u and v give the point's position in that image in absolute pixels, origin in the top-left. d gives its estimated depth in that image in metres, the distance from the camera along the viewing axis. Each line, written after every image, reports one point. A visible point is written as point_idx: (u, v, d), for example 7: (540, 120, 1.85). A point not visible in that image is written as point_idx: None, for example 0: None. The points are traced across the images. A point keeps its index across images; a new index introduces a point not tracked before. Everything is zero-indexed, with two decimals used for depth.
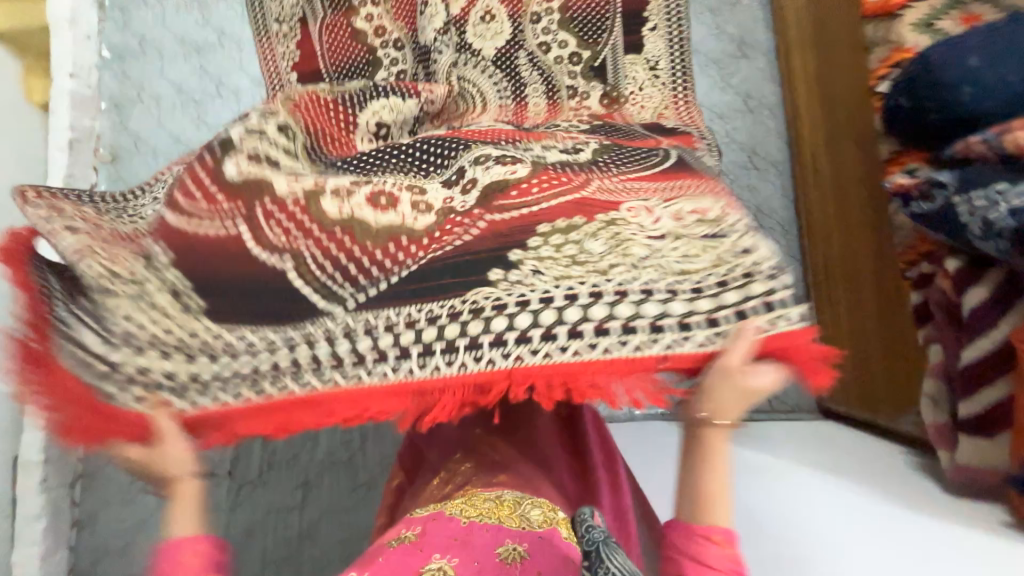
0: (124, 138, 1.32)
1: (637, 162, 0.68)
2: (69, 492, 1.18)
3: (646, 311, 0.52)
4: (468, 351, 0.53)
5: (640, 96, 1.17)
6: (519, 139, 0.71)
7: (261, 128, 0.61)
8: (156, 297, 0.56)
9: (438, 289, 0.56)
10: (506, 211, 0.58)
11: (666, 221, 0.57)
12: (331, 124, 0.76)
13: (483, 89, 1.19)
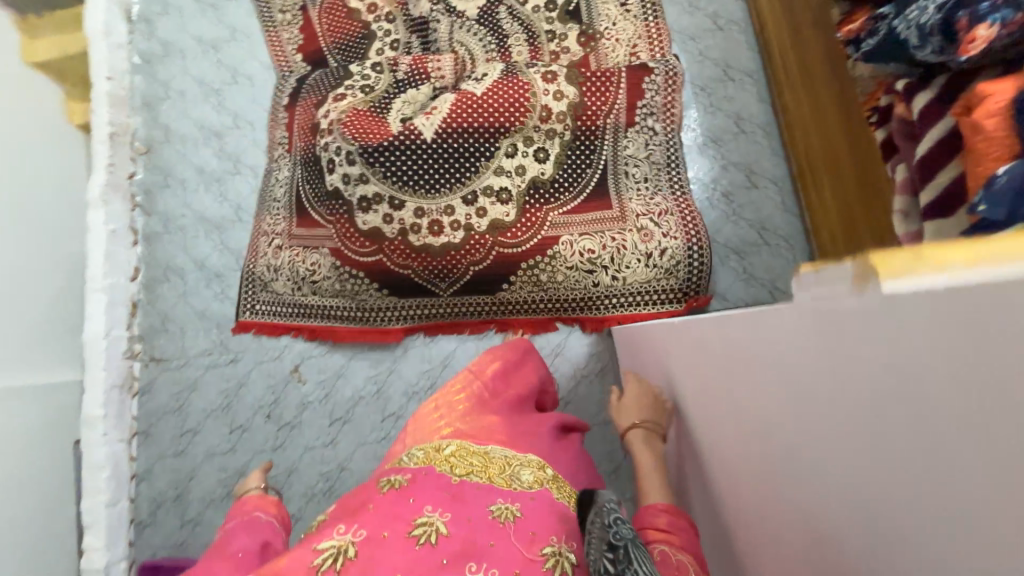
0: (155, 130, 1.48)
1: (576, 183, 1.15)
2: (128, 447, 1.30)
3: (558, 302, 1.18)
4: (484, 313, 1.21)
5: (614, 30, 1.25)
6: (509, 123, 1.13)
7: (347, 173, 1.15)
8: (369, 294, 1.21)
9: (475, 288, 1.18)
10: (508, 244, 1.15)
11: (579, 256, 1.15)
12: (366, 122, 1.16)
13: (470, 47, 1.30)
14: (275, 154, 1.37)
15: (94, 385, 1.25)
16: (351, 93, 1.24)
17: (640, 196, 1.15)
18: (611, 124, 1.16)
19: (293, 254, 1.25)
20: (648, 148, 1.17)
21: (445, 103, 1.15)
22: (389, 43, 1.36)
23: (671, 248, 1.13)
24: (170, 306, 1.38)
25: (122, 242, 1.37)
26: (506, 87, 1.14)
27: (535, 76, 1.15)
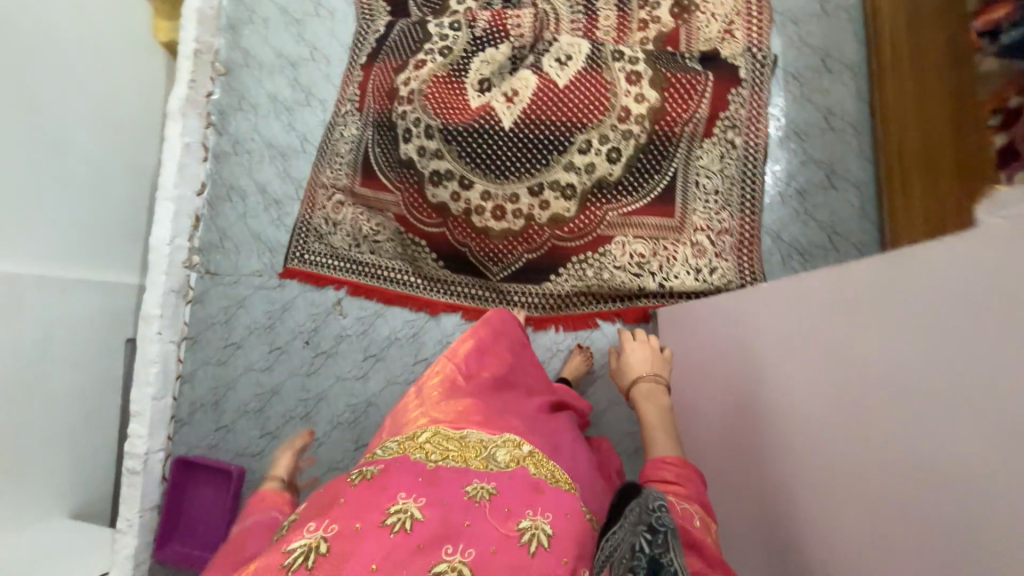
0: (236, 53, 1.51)
1: (642, 188, 1.14)
2: (176, 349, 1.37)
3: (605, 300, 1.17)
4: (528, 303, 1.20)
5: (711, 3, 1.19)
6: (587, 117, 1.12)
7: (424, 146, 1.16)
8: (425, 263, 1.24)
9: (525, 275, 1.19)
10: (568, 236, 1.16)
11: (633, 258, 1.14)
12: (447, 95, 1.16)
13: (558, 7, 1.26)
14: (343, 110, 1.34)
15: (153, 287, 1.33)
16: (430, 59, 1.20)
17: (706, 208, 1.13)
18: (688, 133, 1.12)
19: (357, 213, 1.27)
20: (724, 161, 1.13)
21: (528, 86, 1.14)
22: None
23: (721, 269, 1.11)
24: (229, 225, 1.43)
25: (194, 158, 1.42)
26: (587, 82, 1.12)
27: (618, 75, 1.12)
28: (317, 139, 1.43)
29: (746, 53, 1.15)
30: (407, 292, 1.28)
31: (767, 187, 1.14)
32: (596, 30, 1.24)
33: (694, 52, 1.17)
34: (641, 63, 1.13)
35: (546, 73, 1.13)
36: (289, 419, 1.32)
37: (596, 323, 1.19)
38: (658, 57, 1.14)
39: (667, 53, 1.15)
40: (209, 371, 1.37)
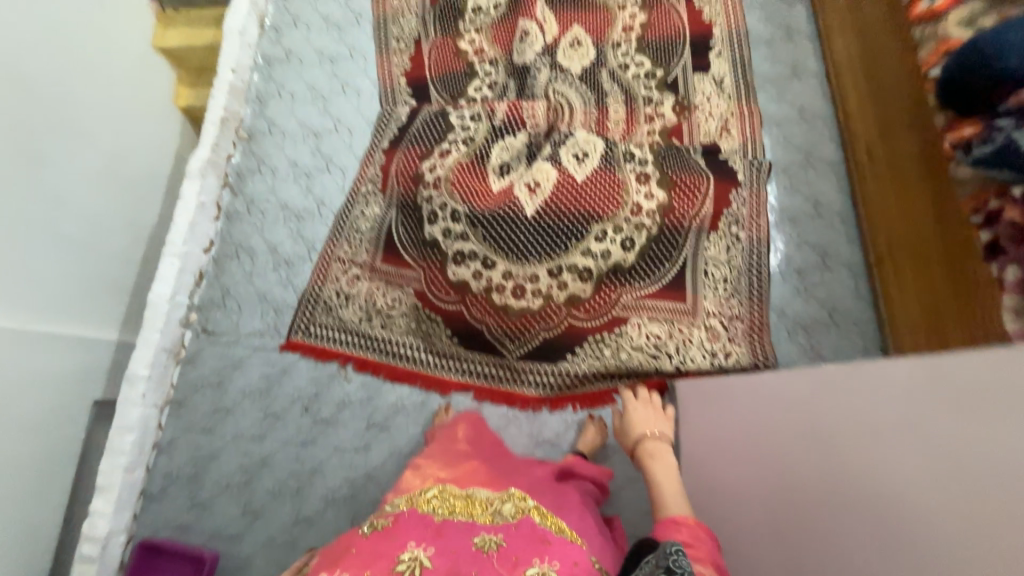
0: (261, 121, 1.58)
1: (654, 274, 1.23)
2: (158, 415, 1.26)
3: (622, 380, 1.19)
4: (544, 381, 1.22)
5: (708, 104, 1.38)
6: (604, 208, 1.20)
7: (449, 228, 1.21)
8: (439, 338, 1.25)
9: (542, 353, 1.22)
10: (585, 316, 1.23)
11: (648, 339, 1.19)
12: (471, 181, 1.24)
13: (571, 99, 1.41)
14: (364, 190, 1.43)
15: (145, 344, 1.26)
16: (454, 148, 1.29)
17: (716, 294, 1.21)
18: (696, 227, 1.22)
19: (374, 287, 1.32)
20: (730, 252, 1.23)
21: (548, 177, 1.22)
22: (487, 83, 1.49)
23: (736, 353, 1.16)
24: (233, 283, 1.40)
25: (206, 216, 1.43)
26: (603, 179, 1.22)
27: (629, 173, 1.23)
28: (333, 204, 1.46)
29: (743, 157, 1.30)
30: (418, 369, 1.25)
31: (771, 266, 1.22)
32: (606, 121, 1.39)
33: (697, 143, 1.34)
34: (650, 164, 1.24)
35: (564, 166, 1.24)
36: (277, 494, 1.20)
37: (612, 398, 1.19)
38: (665, 160, 1.26)
39: (672, 151, 1.29)
40: (192, 439, 1.26)
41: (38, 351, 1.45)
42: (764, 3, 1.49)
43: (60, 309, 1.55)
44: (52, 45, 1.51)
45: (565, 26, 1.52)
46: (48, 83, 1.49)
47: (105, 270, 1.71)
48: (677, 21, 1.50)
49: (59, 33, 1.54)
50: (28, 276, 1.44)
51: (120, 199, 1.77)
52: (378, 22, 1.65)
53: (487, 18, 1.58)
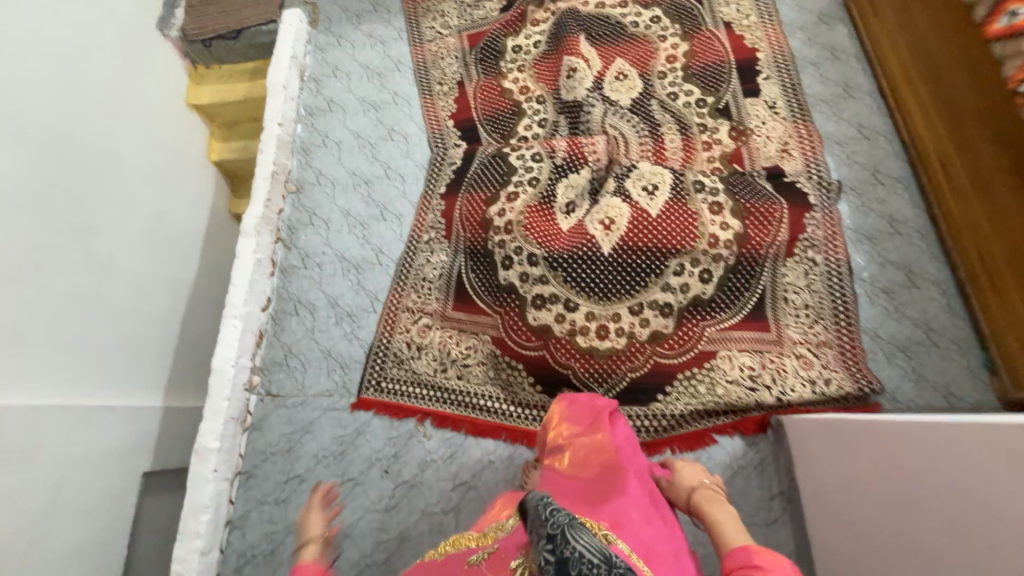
0: (308, 172, 1.57)
1: (735, 304, 1.20)
2: (229, 488, 1.20)
3: (719, 416, 1.15)
4: (636, 424, 1.18)
5: (764, 128, 1.38)
6: (681, 242, 1.18)
7: (526, 273, 1.21)
8: (521, 386, 1.22)
9: (631, 395, 1.19)
10: (672, 352, 1.19)
11: (742, 372, 1.16)
12: (542, 223, 1.23)
13: (626, 131, 1.41)
14: (425, 237, 1.41)
15: (213, 415, 1.19)
16: (521, 191, 1.28)
17: (798, 322, 1.18)
18: (773, 255, 1.20)
19: (445, 335, 1.30)
20: (809, 276, 1.20)
21: (622, 212, 1.21)
22: (537, 120, 1.49)
23: (836, 380, 1.12)
24: (294, 341, 1.36)
25: (263, 273, 1.39)
26: (676, 211, 1.20)
27: (702, 205, 1.21)
28: (392, 252, 1.43)
29: (810, 179, 1.28)
30: (501, 420, 1.21)
31: (855, 288, 1.20)
32: (664, 150, 1.38)
33: (758, 168, 1.33)
34: (722, 194, 1.23)
35: (637, 202, 1.22)
36: (363, 568, 1.12)
37: (712, 438, 1.14)
38: (735, 189, 1.24)
39: (737, 178, 1.29)
40: (264, 514, 1.19)
41: (88, 425, 1.39)
42: (805, 25, 1.51)
43: (107, 379, 1.50)
44: (87, 113, 1.51)
45: (608, 60, 1.54)
46: (86, 151, 1.50)
47: (147, 333, 1.67)
48: (721, 48, 1.51)
49: (94, 101, 1.54)
50: (74, 349, 1.41)
51: (158, 259, 1.74)
52: (418, 67, 1.66)
53: (528, 56, 1.60)
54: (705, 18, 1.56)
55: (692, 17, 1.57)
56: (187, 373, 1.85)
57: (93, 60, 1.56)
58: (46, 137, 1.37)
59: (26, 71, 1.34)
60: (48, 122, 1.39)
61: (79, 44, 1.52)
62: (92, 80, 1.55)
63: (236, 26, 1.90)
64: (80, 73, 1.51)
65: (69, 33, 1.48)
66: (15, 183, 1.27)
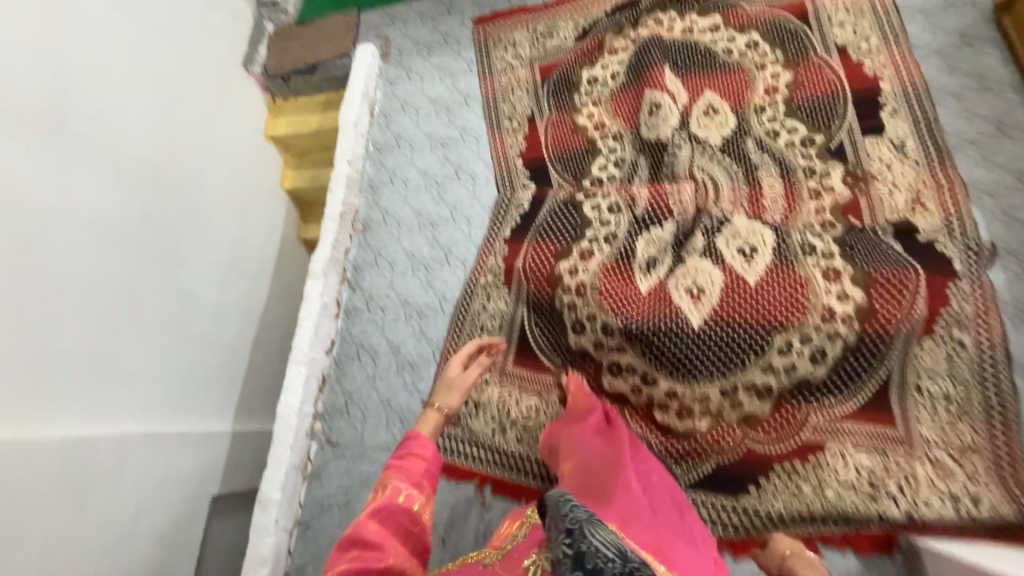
0: (374, 210, 1.55)
1: (851, 390, 1.01)
2: (288, 539, 1.19)
3: (828, 525, 0.97)
4: (722, 519, 1.03)
5: (889, 173, 1.17)
6: (786, 318, 1.02)
7: (599, 339, 1.12)
8: None
9: (716, 485, 1.05)
10: (769, 441, 1.03)
11: (858, 474, 0.98)
12: (620, 286, 1.12)
13: (716, 175, 1.26)
14: (482, 282, 1.34)
15: (276, 463, 1.21)
16: (596, 248, 1.17)
17: (935, 419, 0.97)
18: (906, 334, 1.00)
19: (507, 394, 1.22)
20: (952, 362, 0.99)
21: (716, 277, 1.08)
22: (613, 160, 1.38)
23: (989, 499, 0.90)
24: (356, 387, 1.33)
25: (328, 315, 1.39)
26: (781, 280, 1.04)
27: (813, 271, 1.05)
28: (454, 299, 1.37)
29: (951, 238, 1.07)
30: None
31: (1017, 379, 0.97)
32: (761, 197, 1.22)
33: (881, 222, 1.13)
34: (838, 258, 1.05)
35: (732, 265, 1.08)
36: None
37: (817, 549, 0.97)
38: (855, 251, 1.06)
39: (855, 235, 1.10)
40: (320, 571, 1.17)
41: (167, 450, 1.45)
42: (942, 48, 1.28)
43: (186, 403, 1.57)
44: (178, 150, 1.60)
45: (696, 92, 1.40)
46: (175, 186, 1.59)
47: (222, 358, 1.74)
48: (832, 76, 1.31)
49: (184, 138, 1.63)
50: (158, 376, 1.47)
51: (233, 287, 1.81)
52: (487, 100, 1.60)
53: (605, 89, 1.49)
54: (812, 43, 1.37)
55: (797, 42, 1.39)
56: (255, 395, 1.91)
57: (184, 99, 1.65)
58: (142, 176, 1.46)
59: (127, 116, 1.44)
60: (143, 161, 1.47)
61: (174, 86, 1.62)
62: (183, 118, 1.64)
63: (311, 60, 1.95)
64: (173, 113, 1.60)
65: (164, 76, 1.58)
66: (111, 222, 1.36)
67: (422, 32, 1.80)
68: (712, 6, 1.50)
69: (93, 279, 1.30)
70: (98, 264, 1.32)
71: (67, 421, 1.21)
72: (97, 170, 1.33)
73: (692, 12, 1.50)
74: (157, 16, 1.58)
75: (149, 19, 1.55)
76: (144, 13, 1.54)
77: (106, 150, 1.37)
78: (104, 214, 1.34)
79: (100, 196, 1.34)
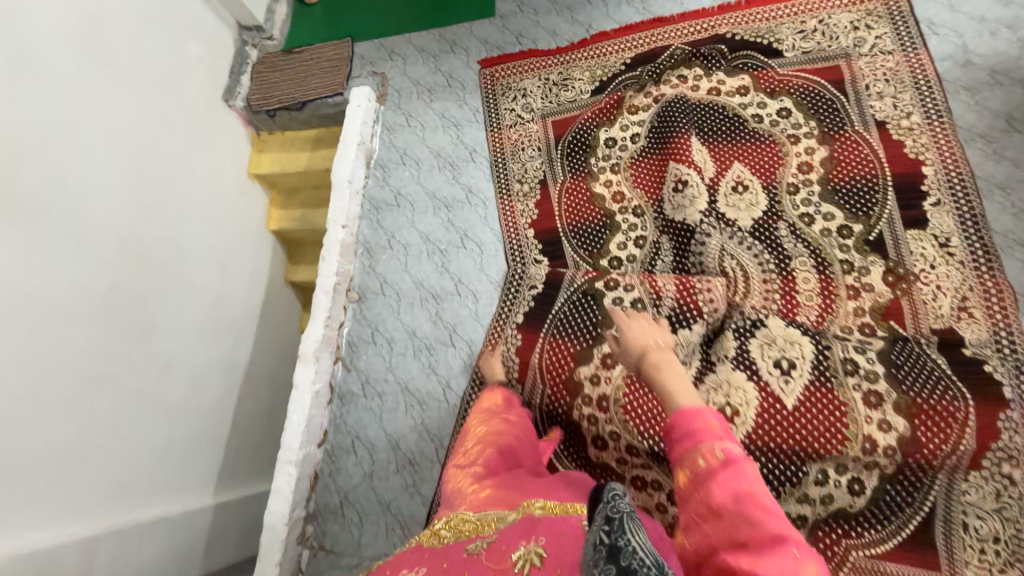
0: (370, 278, 1.43)
1: (889, 523, 0.95)
2: None
3: None
4: None
5: (933, 274, 1.09)
6: (819, 447, 0.95)
7: (623, 454, 1.05)
8: None
9: None
10: None
11: None
12: (647, 400, 1.03)
13: (747, 266, 1.16)
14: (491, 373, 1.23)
15: None
16: (619, 354, 1.08)
17: (982, 563, 0.91)
18: (949, 467, 0.93)
19: None
20: (1001, 500, 0.93)
21: (750, 395, 0.99)
22: (633, 239, 1.27)
23: None
24: (352, 486, 1.23)
25: (320, 404, 1.27)
26: (819, 406, 0.96)
27: (854, 395, 0.97)
28: (460, 387, 1.26)
29: (1000, 356, 1.01)
30: None
31: None
32: (795, 295, 1.13)
33: (924, 331, 1.06)
34: (882, 380, 0.97)
35: (768, 382, 0.99)
36: None
37: None
38: (901, 373, 0.98)
39: (898, 349, 1.02)
40: None
41: (148, 540, 1.31)
42: (987, 131, 1.19)
43: (168, 484, 1.42)
44: (154, 200, 1.44)
45: (724, 164, 1.29)
46: (151, 243, 1.42)
47: (208, 426, 1.58)
48: (871, 157, 1.22)
49: (160, 186, 1.47)
50: (134, 459, 1.31)
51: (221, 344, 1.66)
52: (494, 158, 1.47)
53: (624, 154, 1.37)
54: (850, 115, 1.28)
55: (833, 113, 1.29)
56: (246, 459, 1.75)
57: (161, 141, 1.49)
58: (115, 238, 1.31)
59: (97, 173, 1.28)
60: (115, 219, 1.32)
61: (149, 128, 1.45)
62: (160, 164, 1.47)
63: (301, 97, 1.77)
64: (148, 159, 1.43)
65: (137, 118, 1.41)
66: (79, 294, 1.21)
67: (422, 71, 1.65)
68: (741, 66, 1.39)
69: (60, 365, 1.15)
70: (64, 346, 1.16)
71: (28, 532, 1.06)
72: (60, 238, 1.17)
73: (719, 72, 1.39)
74: (125, 51, 1.40)
75: (118, 55, 1.37)
76: (112, 49, 1.36)
77: (72, 213, 1.21)
78: (71, 286, 1.19)
79: (68, 267, 1.18)
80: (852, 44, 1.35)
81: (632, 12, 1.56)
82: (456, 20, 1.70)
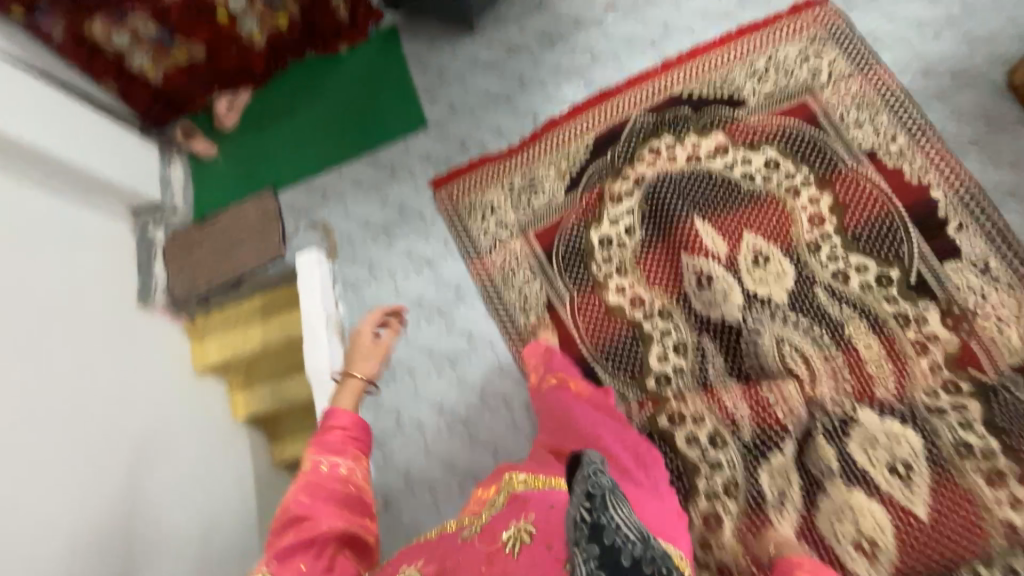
0: (391, 476, 1.20)
1: None
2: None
3: None
4: None
5: (988, 306, 1.04)
6: (964, 551, 0.89)
7: None
8: None
9: None
10: None
11: None
12: None
13: (805, 348, 1.06)
14: None
15: None
16: (720, 505, 0.97)
17: None
18: None
19: None
20: None
21: (877, 510, 0.92)
22: (672, 346, 1.13)
23: None
24: None
25: None
26: (948, 503, 0.91)
27: (975, 477, 0.92)
28: None
29: None
30: None
31: None
32: (865, 367, 1.03)
33: (1005, 370, 1.00)
34: (998, 454, 0.93)
35: (891, 494, 0.93)
36: None
37: None
38: (1011, 438, 0.94)
39: (998, 409, 0.96)
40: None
41: None
42: (976, 137, 1.17)
43: None
44: (94, 434, 1.01)
45: (734, 235, 1.18)
46: (124, 468, 1.03)
47: None
48: (875, 191, 1.16)
49: (112, 396, 1.09)
50: None
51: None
52: (485, 290, 1.30)
53: (625, 250, 1.24)
54: (836, 152, 1.22)
55: (820, 154, 1.22)
56: None
57: (66, 376, 1.03)
58: (59, 498, 0.91)
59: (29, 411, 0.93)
60: (36, 517, 0.86)
61: (47, 357, 1.01)
62: (102, 370, 1.10)
63: (232, 273, 1.40)
64: (88, 369, 1.07)
65: (47, 331, 1.04)
66: None
67: (368, 209, 1.45)
68: (710, 124, 1.30)
69: None
70: None
71: None
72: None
73: (689, 136, 1.30)
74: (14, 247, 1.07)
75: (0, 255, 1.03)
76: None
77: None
78: None
79: None
80: (809, 76, 1.30)
81: (575, 89, 1.44)
82: (387, 139, 1.51)
